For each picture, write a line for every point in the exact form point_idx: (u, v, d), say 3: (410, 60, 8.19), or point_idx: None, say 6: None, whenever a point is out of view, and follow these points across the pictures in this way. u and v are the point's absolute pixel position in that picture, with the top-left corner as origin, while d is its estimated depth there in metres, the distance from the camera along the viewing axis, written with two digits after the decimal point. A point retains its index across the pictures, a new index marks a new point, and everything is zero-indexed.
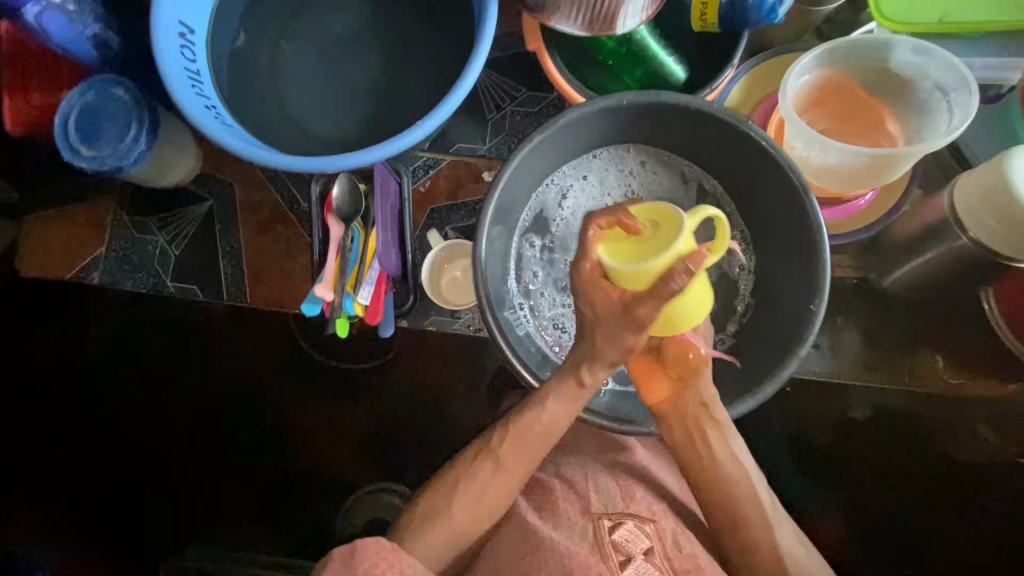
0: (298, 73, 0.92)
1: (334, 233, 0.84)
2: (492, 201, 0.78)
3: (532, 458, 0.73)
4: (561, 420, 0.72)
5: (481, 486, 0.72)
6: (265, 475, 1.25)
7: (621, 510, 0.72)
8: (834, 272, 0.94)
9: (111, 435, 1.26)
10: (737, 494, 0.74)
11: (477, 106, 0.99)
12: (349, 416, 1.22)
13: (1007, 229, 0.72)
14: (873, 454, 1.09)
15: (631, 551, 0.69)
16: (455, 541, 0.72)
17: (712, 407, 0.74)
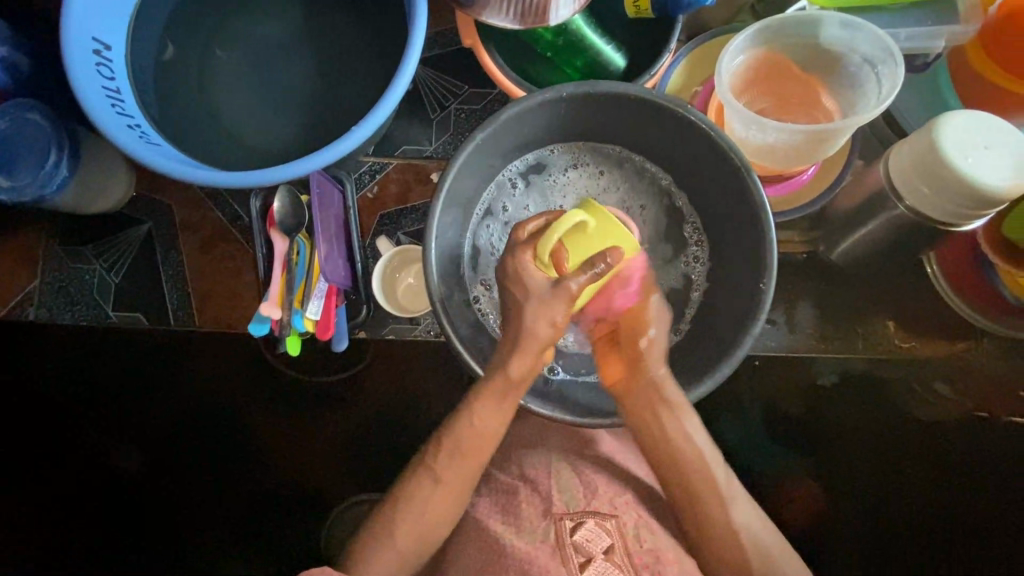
0: (228, 85, 0.88)
1: (279, 249, 0.83)
2: (439, 202, 0.76)
3: (472, 467, 0.74)
4: (493, 424, 0.73)
5: (423, 503, 0.73)
6: (238, 499, 1.22)
7: (583, 509, 0.73)
8: (784, 247, 0.95)
9: (72, 471, 1.21)
10: (691, 470, 0.75)
11: (420, 106, 0.97)
12: (318, 431, 1.20)
13: (939, 196, 0.74)
14: (838, 421, 1.11)
15: (592, 550, 0.69)
16: (407, 561, 0.73)
17: (665, 388, 0.75)
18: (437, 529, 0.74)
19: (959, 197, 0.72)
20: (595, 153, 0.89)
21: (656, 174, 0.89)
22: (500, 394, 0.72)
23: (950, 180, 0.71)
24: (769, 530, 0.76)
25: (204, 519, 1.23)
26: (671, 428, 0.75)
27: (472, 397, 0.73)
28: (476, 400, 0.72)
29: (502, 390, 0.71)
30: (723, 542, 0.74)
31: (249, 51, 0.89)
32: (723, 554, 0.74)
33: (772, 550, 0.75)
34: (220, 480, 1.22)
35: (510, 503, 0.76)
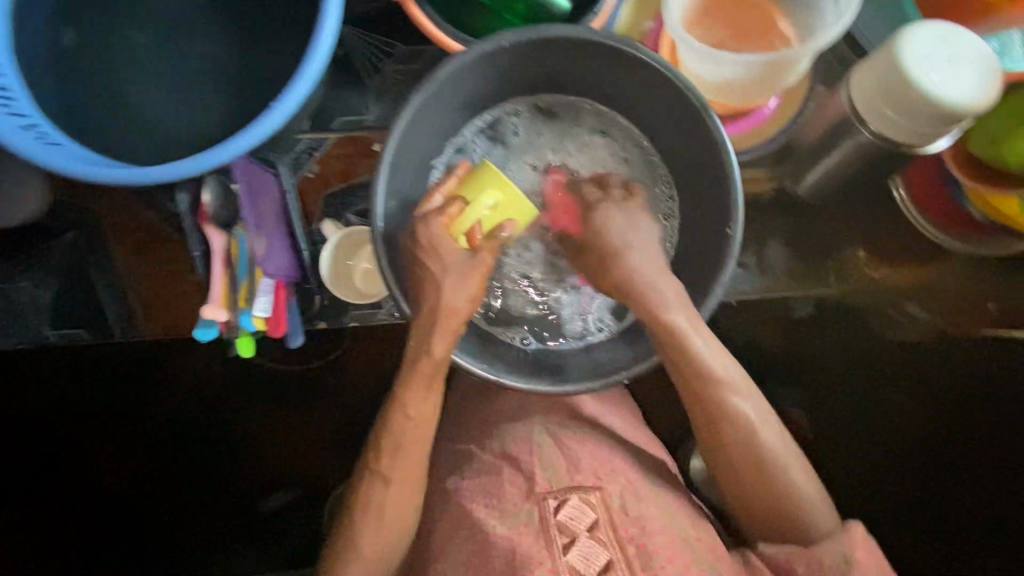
0: (133, 69, 0.80)
1: (217, 245, 0.76)
2: (382, 172, 0.69)
3: (417, 460, 0.71)
4: (427, 410, 0.71)
5: (379, 505, 0.70)
6: (222, 503, 1.19)
7: (567, 486, 0.73)
8: (751, 186, 0.91)
9: (45, 495, 1.16)
10: (707, 384, 0.72)
11: (353, 72, 0.90)
12: (298, 424, 1.17)
13: (903, 117, 0.71)
14: (816, 351, 1.11)
15: (575, 530, 0.69)
16: (391, 545, 0.72)
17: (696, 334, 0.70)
18: (402, 524, 0.72)
19: (923, 116, 0.69)
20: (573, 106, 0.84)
21: (629, 128, 0.83)
22: (427, 379, 0.69)
23: (915, 100, 0.68)
24: (780, 442, 0.73)
25: (188, 522, 1.19)
26: (678, 358, 0.71)
27: (401, 386, 0.70)
28: (406, 391, 0.70)
29: (430, 373, 0.69)
30: (728, 450, 0.73)
31: (153, 27, 0.80)
32: (725, 462, 0.74)
33: (779, 464, 0.73)
34: (203, 486, 1.18)
35: (494, 484, 0.75)
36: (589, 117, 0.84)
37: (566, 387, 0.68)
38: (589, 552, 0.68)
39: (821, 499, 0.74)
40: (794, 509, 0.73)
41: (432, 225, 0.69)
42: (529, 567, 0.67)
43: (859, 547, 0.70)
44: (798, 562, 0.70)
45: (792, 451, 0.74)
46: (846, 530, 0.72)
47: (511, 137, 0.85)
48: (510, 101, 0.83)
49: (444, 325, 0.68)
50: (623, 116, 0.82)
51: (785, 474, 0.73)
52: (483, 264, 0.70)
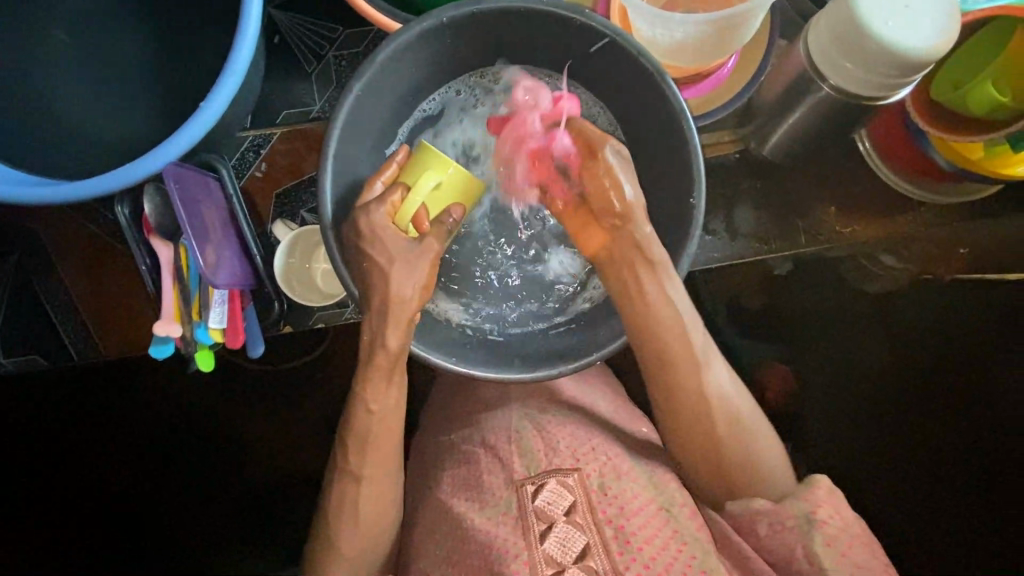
0: (54, 75, 0.75)
1: (165, 256, 0.73)
2: (327, 167, 0.66)
3: (389, 455, 0.70)
4: (390, 408, 0.69)
5: (354, 505, 0.69)
6: (199, 523, 1.11)
7: (545, 470, 0.72)
8: (714, 150, 0.90)
9: (45, 494, 1.08)
10: (677, 332, 0.70)
11: (294, 62, 0.86)
12: (274, 432, 1.09)
13: (861, 69, 0.69)
14: (805, 308, 1.07)
15: (552, 516, 0.69)
16: (372, 545, 0.71)
17: (647, 247, 0.69)
18: (381, 524, 0.71)
19: (883, 64, 0.66)
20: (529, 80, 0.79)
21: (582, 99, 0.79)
22: (388, 376, 0.67)
23: (874, 49, 0.66)
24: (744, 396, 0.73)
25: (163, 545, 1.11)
26: (653, 293, 0.70)
27: (360, 384, 0.68)
28: (368, 387, 0.67)
29: (389, 368, 0.67)
30: (697, 408, 0.71)
31: (75, 30, 0.76)
32: (694, 425, 0.71)
33: (745, 418, 0.72)
34: (203, 486, 1.10)
35: (473, 475, 0.74)
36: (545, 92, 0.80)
37: (541, 372, 0.68)
38: (566, 537, 0.67)
39: (781, 457, 0.74)
40: (761, 465, 0.72)
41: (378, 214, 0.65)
42: (503, 559, 0.66)
43: (823, 508, 0.66)
44: (761, 521, 0.69)
45: (753, 407, 0.73)
46: (810, 485, 0.69)
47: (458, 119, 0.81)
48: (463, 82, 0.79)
49: (398, 319, 0.66)
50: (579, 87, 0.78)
51: (751, 428, 0.72)
52: (431, 251, 0.67)
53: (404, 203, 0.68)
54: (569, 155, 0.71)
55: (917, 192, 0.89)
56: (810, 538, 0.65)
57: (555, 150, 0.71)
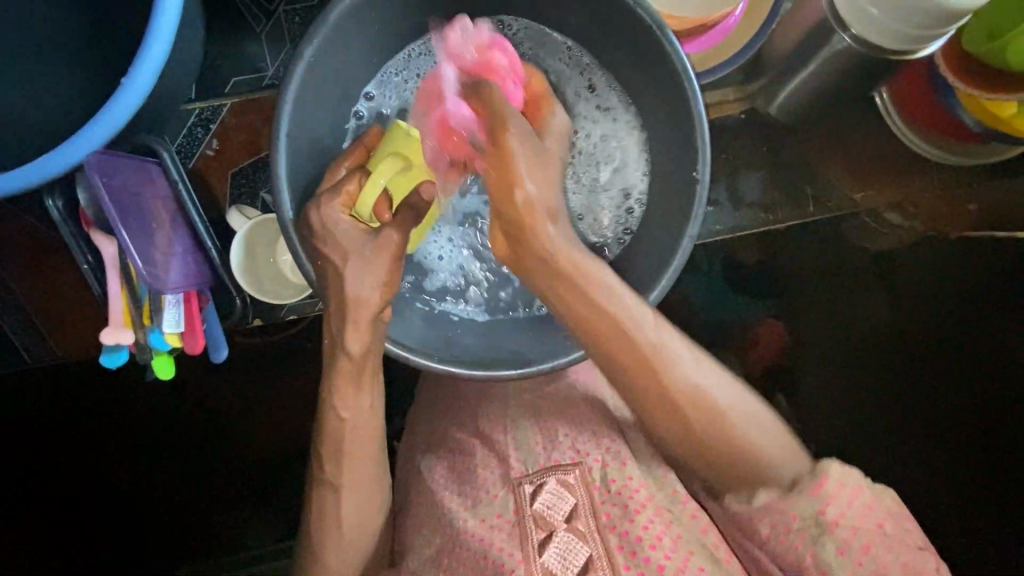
0: None
1: (109, 254, 0.66)
2: (280, 144, 0.58)
3: (368, 462, 0.66)
4: (363, 411, 0.65)
5: (335, 512, 0.66)
6: (183, 519, 1.07)
7: (544, 467, 0.69)
8: (717, 109, 0.81)
9: (45, 494, 1.03)
10: (617, 333, 0.57)
11: (239, 19, 0.75)
12: (255, 420, 1.05)
13: (890, 18, 0.60)
14: (806, 266, 1.01)
15: (553, 523, 0.66)
16: (359, 547, 0.69)
17: (559, 254, 0.56)
18: (364, 526, 0.68)
19: (915, 11, 0.58)
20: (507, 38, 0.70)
21: (574, 58, 0.70)
22: (356, 375, 0.63)
23: None
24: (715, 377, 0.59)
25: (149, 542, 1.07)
26: (572, 301, 0.56)
27: (332, 390, 0.63)
28: (335, 392, 0.63)
29: (361, 366, 0.62)
30: (668, 412, 0.59)
31: None
32: (669, 431, 0.60)
33: (729, 412, 0.59)
34: (204, 485, 1.06)
35: (467, 468, 0.72)
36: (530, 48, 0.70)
37: (532, 367, 0.62)
38: (567, 549, 0.64)
39: (782, 430, 0.61)
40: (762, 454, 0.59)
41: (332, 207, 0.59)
42: (499, 563, 0.64)
43: (832, 507, 0.57)
44: (762, 520, 0.59)
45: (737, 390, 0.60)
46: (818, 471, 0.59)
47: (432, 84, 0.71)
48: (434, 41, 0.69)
49: (357, 322, 0.59)
50: (568, 40, 0.69)
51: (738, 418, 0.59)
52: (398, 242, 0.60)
53: (361, 186, 0.60)
54: (467, 121, 0.58)
55: (924, 146, 0.81)
56: (820, 547, 0.57)
57: (452, 115, 0.59)
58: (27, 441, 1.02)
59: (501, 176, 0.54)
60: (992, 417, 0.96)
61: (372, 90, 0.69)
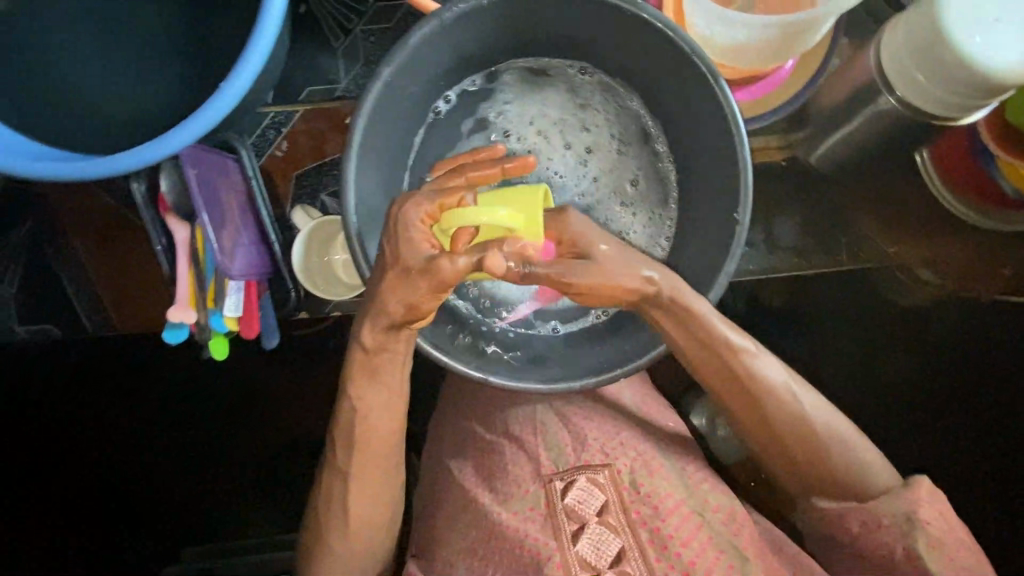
0: (77, 44, 0.73)
1: (181, 237, 0.71)
2: (353, 158, 0.63)
3: (381, 452, 0.72)
4: (381, 401, 0.69)
5: (342, 501, 0.73)
6: (222, 486, 1.15)
7: (574, 466, 0.76)
8: (760, 154, 0.84)
9: (45, 494, 1.13)
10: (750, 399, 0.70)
11: (319, 35, 0.81)
12: (296, 402, 1.11)
13: (936, 86, 0.63)
14: (834, 313, 1.04)
15: (584, 516, 0.73)
16: (364, 531, 0.74)
17: (690, 307, 0.65)
18: (373, 522, 0.74)
19: (961, 83, 0.61)
20: (559, 72, 0.75)
21: (622, 97, 0.75)
22: (376, 366, 0.67)
23: (951, 63, 0.60)
24: (819, 406, 0.71)
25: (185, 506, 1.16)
26: (704, 359, 0.69)
27: (355, 387, 0.68)
28: (352, 384, 0.68)
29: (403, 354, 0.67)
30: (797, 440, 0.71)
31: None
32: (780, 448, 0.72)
33: (836, 436, 0.71)
34: (224, 460, 1.15)
35: (497, 469, 0.78)
36: (581, 79, 0.75)
37: (560, 385, 0.66)
38: (600, 539, 0.72)
39: (869, 447, 0.72)
40: (842, 451, 0.70)
41: (414, 212, 0.60)
42: (535, 551, 0.71)
43: None
44: (852, 519, 0.71)
45: (831, 410, 0.72)
46: (910, 484, 0.71)
47: (486, 109, 0.76)
48: (493, 68, 0.74)
49: (376, 323, 0.62)
50: (619, 82, 0.74)
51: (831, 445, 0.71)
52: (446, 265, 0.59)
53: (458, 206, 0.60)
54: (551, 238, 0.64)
55: (959, 207, 0.83)
56: None
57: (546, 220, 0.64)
58: (36, 437, 1.11)
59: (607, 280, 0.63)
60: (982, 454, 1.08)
61: (435, 113, 0.74)
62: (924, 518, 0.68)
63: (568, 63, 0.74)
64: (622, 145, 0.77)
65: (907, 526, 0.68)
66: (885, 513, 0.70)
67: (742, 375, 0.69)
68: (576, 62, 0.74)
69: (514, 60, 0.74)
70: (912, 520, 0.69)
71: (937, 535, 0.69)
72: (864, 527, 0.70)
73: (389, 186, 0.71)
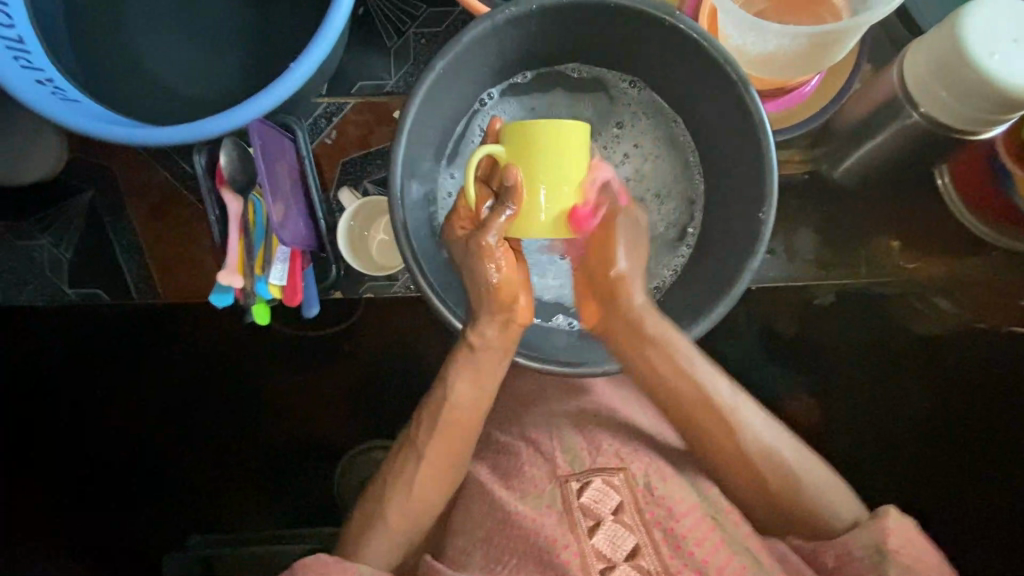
0: (156, 30, 0.79)
1: (233, 211, 0.75)
2: (402, 143, 0.68)
3: (454, 443, 0.78)
4: (473, 394, 0.77)
5: (406, 481, 0.78)
6: (252, 459, 1.23)
7: (590, 469, 0.78)
8: (784, 168, 0.88)
9: (60, 472, 1.22)
10: (721, 423, 0.76)
11: (374, 34, 0.85)
12: (328, 384, 1.19)
13: (961, 102, 0.67)
14: (847, 335, 1.09)
15: (600, 514, 0.74)
16: (419, 513, 0.78)
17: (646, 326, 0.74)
18: (426, 508, 0.79)
19: (982, 99, 0.65)
20: (608, 80, 0.80)
21: (658, 105, 0.79)
22: (475, 366, 0.76)
23: (975, 82, 0.63)
24: (779, 441, 0.77)
25: (211, 479, 1.23)
26: (666, 371, 0.76)
27: (452, 373, 0.76)
28: (453, 370, 0.76)
29: (495, 356, 0.75)
30: (749, 467, 0.76)
31: None
32: (738, 477, 0.78)
33: (799, 476, 0.76)
34: (254, 437, 1.22)
35: (516, 462, 0.81)
36: (626, 88, 0.79)
37: (585, 367, 0.70)
38: (615, 536, 0.72)
39: (838, 486, 0.77)
40: (808, 484, 0.76)
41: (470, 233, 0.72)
42: (553, 545, 0.71)
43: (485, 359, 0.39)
44: (828, 552, 0.71)
45: (800, 446, 0.78)
46: (878, 515, 0.70)
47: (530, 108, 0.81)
48: (546, 71, 0.79)
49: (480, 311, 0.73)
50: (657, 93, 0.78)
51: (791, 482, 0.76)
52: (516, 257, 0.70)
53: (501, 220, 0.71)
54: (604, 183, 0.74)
55: (977, 224, 0.86)
56: None
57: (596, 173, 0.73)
58: (77, 402, 1.19)
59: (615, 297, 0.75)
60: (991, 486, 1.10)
61: (483, 110, 0.79)
62: (893, 548, 0.67)
63: (616, 72, 0.79)
64: (650, 156, 0.81)
65: (877, 559, 0.67)
66: (855, 544, 0.70)
67: (703, 398, 0.77)
68: (623, 72, 0.78)
69: (568, 65, 0.79)
70: (881, 552, 0.68)
71: (907, 562, 0.67)
72: (837, 561, 0.70)
73: (428, 174, 0.76)
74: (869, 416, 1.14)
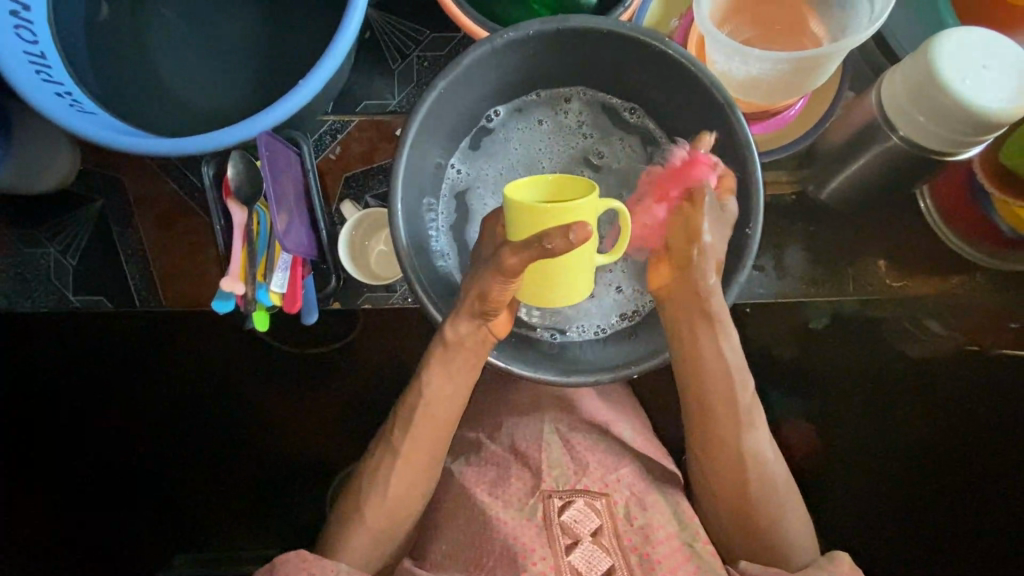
0: (172, 49, 0.84)
1: (237, 220, 0.79)
2: (402, 159, 0.71)
3: (434, 433, 0.79)
4: (452, 387, 0.78)
5: (388, 474, 0.78)
6: (243, 475, 1.22)
7: (573, 488, 0.78)
8: (772, 188, 0.92)
9: (49, 482, 1.20)
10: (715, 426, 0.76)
11: (379, 55, 0.90)
12: (324, 399, 1.19)
13: (935, 125, 0.70)
14: (843, 357, 1.09)
15: (580, 532, 0.74)
16: (400, 512, 0.79)
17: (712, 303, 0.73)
18: (408, 503, 0.79)
19: (958, 121, 0.68)
20: (608, 103, 0.82)
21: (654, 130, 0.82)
22: (454, 354, 0.76)
23: (950, 106, 0.67)
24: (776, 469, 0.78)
25: (203, 492, 1.23)
26: (708, 352, 0.76)
27: (433, 362, 0.77)
28: (434, 360, 0.77)
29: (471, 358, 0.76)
30: (733, 481, 0.77)
31: (192, 11, 0.84)
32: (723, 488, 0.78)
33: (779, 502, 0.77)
34: (243, 453, 1.22)
35: (500, 477, 0.80)
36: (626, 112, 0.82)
37: (570, 377, 0.71)
38: (591, 556, 0.72)
39: (801, 518, 0.79)
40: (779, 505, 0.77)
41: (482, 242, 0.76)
42: (525, 556, 0.72)
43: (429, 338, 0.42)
44: None
45: (776, 465, 0.78)
46: (830, 558, 0.74)
47: (535, 126, 0.83)
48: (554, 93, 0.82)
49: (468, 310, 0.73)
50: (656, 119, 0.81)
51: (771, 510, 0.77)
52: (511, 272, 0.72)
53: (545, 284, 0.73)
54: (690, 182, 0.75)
55: (961, 246, 0.89)
56: None
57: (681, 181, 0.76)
58: (71, 413, 1.19)
59: (686, 273, 0.74)
60: (966, 510, 1.14)
61: (486, 129, 0.82)
62: None
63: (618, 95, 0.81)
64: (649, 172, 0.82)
65: None
66: None
67: (724, 388, 0.76)
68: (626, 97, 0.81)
69: (574, 88, 0.82)
70: None
71: None
72: None
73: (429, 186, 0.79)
74: (862, 439, 1.14)
